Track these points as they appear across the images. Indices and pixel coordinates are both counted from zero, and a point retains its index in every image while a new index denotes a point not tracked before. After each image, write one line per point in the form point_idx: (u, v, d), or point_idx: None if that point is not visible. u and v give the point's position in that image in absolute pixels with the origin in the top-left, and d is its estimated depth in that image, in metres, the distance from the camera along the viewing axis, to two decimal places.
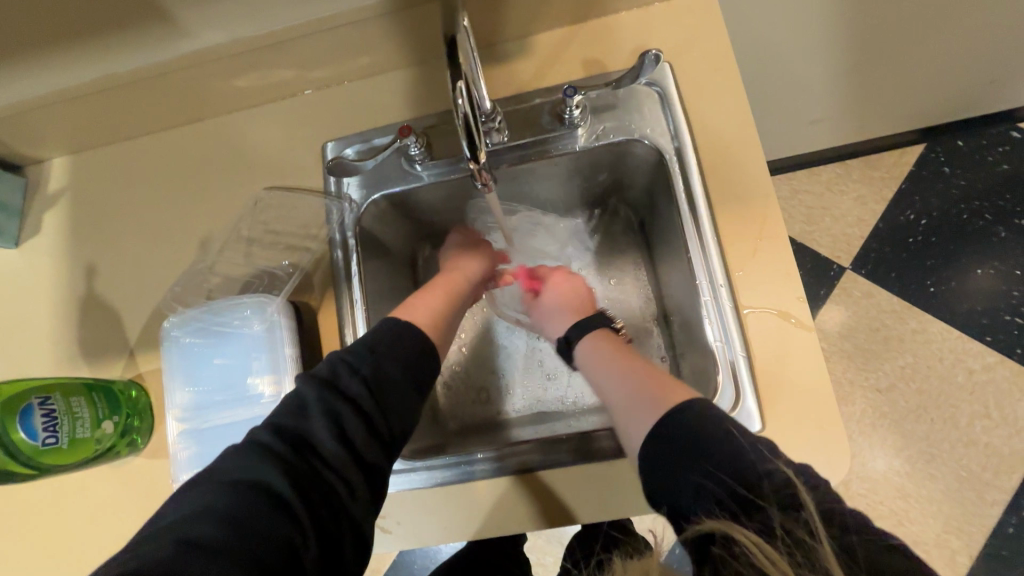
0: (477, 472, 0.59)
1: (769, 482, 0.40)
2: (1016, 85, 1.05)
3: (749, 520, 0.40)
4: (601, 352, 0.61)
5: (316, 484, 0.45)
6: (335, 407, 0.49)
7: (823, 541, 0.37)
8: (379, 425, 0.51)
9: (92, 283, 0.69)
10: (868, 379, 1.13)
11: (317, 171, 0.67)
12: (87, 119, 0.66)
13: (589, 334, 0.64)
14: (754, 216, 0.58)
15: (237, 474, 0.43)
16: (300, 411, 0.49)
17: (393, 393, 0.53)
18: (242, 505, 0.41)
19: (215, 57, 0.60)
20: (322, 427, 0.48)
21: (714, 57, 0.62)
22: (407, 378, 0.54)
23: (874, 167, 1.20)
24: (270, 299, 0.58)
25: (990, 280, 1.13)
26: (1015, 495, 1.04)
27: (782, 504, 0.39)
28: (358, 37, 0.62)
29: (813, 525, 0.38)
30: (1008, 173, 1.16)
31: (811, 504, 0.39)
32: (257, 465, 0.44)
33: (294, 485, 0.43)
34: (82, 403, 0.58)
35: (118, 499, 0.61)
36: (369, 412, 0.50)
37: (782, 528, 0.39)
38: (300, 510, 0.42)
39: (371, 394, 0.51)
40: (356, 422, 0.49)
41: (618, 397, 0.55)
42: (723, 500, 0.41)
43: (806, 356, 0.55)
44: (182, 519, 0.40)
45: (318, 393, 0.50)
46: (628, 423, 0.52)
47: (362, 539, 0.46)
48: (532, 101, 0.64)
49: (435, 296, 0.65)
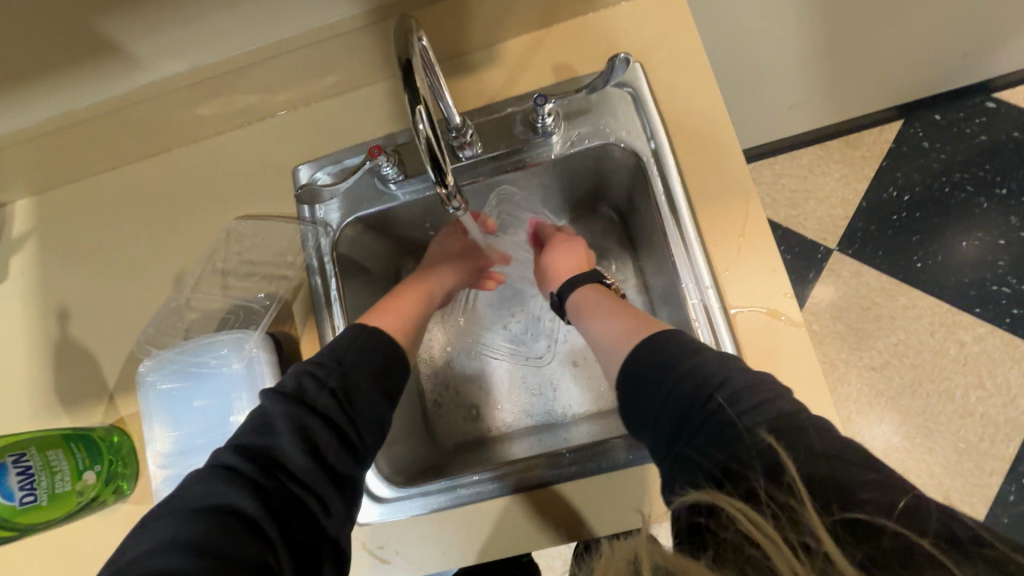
0: (465, 496, 0.58)
1: (755, 455, 0.37)
2: (989, 57, 1.05)
3: (734, 488, 0.37)
4: (591, 300, 0.61)
5: (287, 501, 0.44)
6: (304, 422, 0.48)
7: (808, 504, 0.33)
8: (353, 437, 0.50)
9: (64, 326, 0.66)
10: (862, 359, 1.13)
11: (287, 196, 0.65)
12: (44, 158, 0.64)
13: (581, 284, 0.64)
14: (736, 213, 0.57)
15: (203, 500, 0.41)
16: (266, 429, 0.47)
17: (364, 401, 0.52)
18: (209, 528, 0.39)
19: (170, 86, 0.59)
20: (290, 442, 0.46)
21: (686, 53, 0.61)
22: (377, 388, 0.54)
23: (854, 147, 1.20)
24: (247, 335, 0.56)
25: (976, 251, 1.13)
26: (1013, 463, 1.05)
27: (763, 470, 0.36)
28: (318, 58, 0.60)
29: (797, 488, 0.34)
30: (986, 144, 1.16)
31: (793, 469, 0.35)
32: (223, 488, 0.42)
33: (259, 503, 0.42)
34: (59, 455, 0.55)
35: (107, 550, 0.59)
36: (340, 423, 0.49)
37: (767, 495, 0.35)
38: (271, 529, 0.41)
39: (339, 404, 0.50)
40: (327, 435, 0.48)
41: (598, 336, 0.57)
42: (710, 473, 0.38)
43: (797, 356, 0.54)
44: (147, 552, 0.37)
45: (285, 408, 0.48)
46: (608, 362, 0.54)
47: (337, 551, 0.46)
48: (504, 111, 0.63)
49: (410, 305, 0.65)
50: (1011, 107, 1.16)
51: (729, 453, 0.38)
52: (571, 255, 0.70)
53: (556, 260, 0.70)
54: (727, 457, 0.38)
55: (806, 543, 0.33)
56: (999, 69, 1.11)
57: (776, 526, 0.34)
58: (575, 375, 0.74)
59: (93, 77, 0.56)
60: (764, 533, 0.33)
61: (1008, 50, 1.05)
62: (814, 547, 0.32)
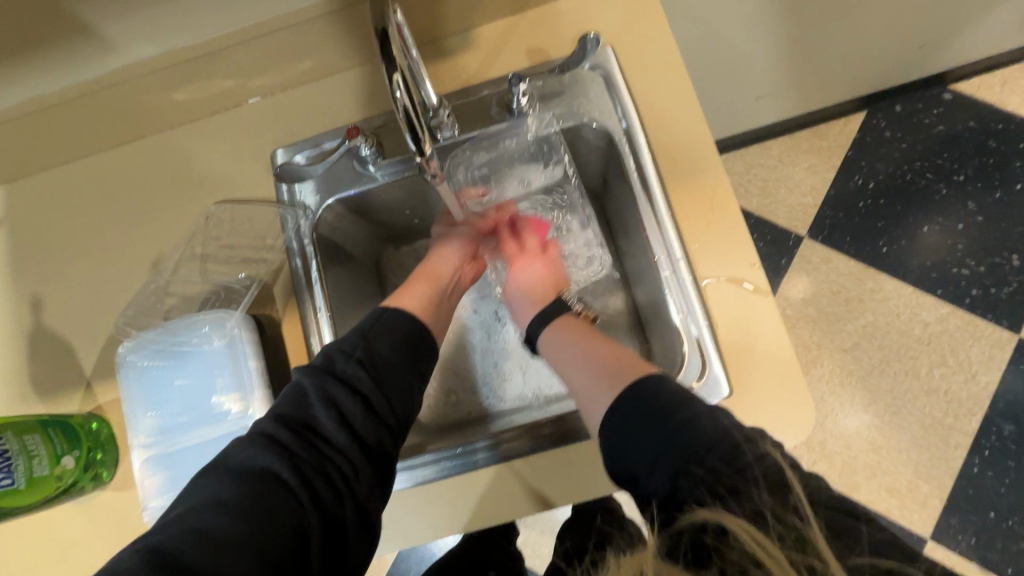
0: (479, 461, 0.59)
1: (763, 472, 0.41)
2: (943, 49, 1.11)
3: (738, 507, 0.40)
4: (560, 339, 0.60)
5: (317, 465, 0.46)
6: (330, 391, 0.50)
7: (815, 529, 0.38)
8: (380, 404, 0.51)
9: (38, 315, 0.66)
10: (833, 341, 1.17)
11: (267, 180, 0.66)
12: (15, 144, 0.63)
13: (552, 322, 0.62)
14: (705, 188, 0.60)
15: (239, 462, 0.45)
16: (301, 398, 0.50)
17: (391, 370, 0.53)
18: (244, 493, 0.42)
19: (145, 70, 0.59)
20: (323, 413, 0.49)
21: (654, 38, 0.64)
22: (406, 358, 0.55)
23: (820, 137, 1.25)
24: (228, 314, 0.57)
25: (937, 236, 1.18)
26: (975, 437, 1.10)
27: (774, 493, 0.40)
28: (295, 42, 0.60)
29: (802, 510, 0.39)
30: (944, 133, 1.22)
31: (800, 494, 0.40)
32: (258, 453, 0.45)
33: (292, 468, 0.45)
34: (36, 440, 0.55)
35: (87, 536, 0.59)
36: (366, 393, 0.51)
37: (775, 515, 0.39)
38: (302, 495, 0.44)
39: (368, 375, 0.52)
40: (354, 405, 0.50)
41: (576, 377, 0.56)
42: (715, 490, 0.41)
43: (765, 322, 0.56)
44: (191, 510, 0.41)
45: (316, 380, 0.51)
46: (589, 407, 0.54)
47: (365, 515, 0.47)
48: (479, 93, 0.65)
49: (422, 287, 0.65)
50: (966, 98, 1.22)
51: (733, 468, 0.41)
52: (536, 280, 0.67)
53: (517, 282, 0.67)
54: (733, 473, 0.41)
55: (809, 564, 0.37)
56: (954, 61, 1.17)
57: (782, 546, 0.38)
58: None
59: (65, 60, 0.56)
60: (773, 557, 0.37)
61: (961, 42, 1.10)
62: (817, 567, 0.37)
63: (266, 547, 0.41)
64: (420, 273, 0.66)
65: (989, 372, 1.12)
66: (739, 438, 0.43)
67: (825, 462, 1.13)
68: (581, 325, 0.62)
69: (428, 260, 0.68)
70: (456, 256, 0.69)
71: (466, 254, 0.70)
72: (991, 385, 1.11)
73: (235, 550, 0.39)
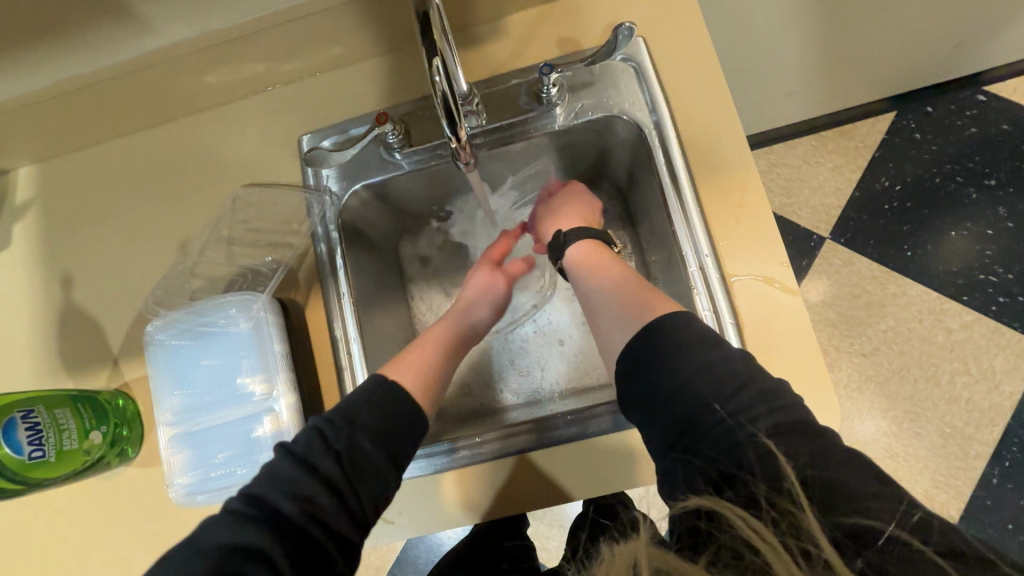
0: (461, 459, 0.60)
1: (756, 457, 0.40)
2: (981, 49, 1.08)
3: (733, 493, 0.41)
4: (589, 265, 0.61)
5: (296, 548, 0.43)
6: (310, 482, 0.46)
7: (807, 510, 0.37)
8: (362, 483, 0.48)
9: (68, 293, 0.67)
10: (853, 344, 1.15)
11: (293, 165, 0.66)
12: (50, 125, 0.64)
13: (590, 235, 0.64)
14: (734, 185, 0.59)
15: (213, 544, 0.41)
16: (277, 475, 0.47)
17: (376, 460, 0.50)
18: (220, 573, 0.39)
19: (178, 54, 0.59)
20: (301, 489, 0.46)
21: (688, 31, 0.62)
22: (390, 432, 0.52)
23: (847, 137, 1.22)
24: (255, 297, 0.57)
25: (965, 241, 1.16)
26: (996, 448, 1.07)
27: (765, 479, 0.39)
28: (326, 28, 0.60)
29: (796, 494, 0.38)
30: (977, 136, 1.19)
31: (794, 477, 0.38)
32: (234, 531, 0.42)
33: (270, 544, 0.42)
34: (66, 414, 0.56)
35: (111, 511, 0.60)
36: (348, 473, 0.48)
37: (768, 500, 0.39)
38: (282, 567, 0.41)
39: (349, 466, 0.48)
40: (331, 497, 0.46)
41: (602, 300, 0.57)
42: (709, 478, 0.42)
43: (793, 322, 0.55)
44: None
45: (293, 457, 0.48)
46: (612, 329, 0.55)
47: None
48: (508, 82, 0.64)
49: (435, 352, 0.63)
50: (1002, 100, 1.19)
51: (726, 454, 0.42)
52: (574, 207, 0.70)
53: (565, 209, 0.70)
54: (726, 460, 0.41)
55: (805, 547, 0.37)
56: (990, 61, 1.13)
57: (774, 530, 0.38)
58: (565, 357, 0.75)
59: (100, 42, 0.56)
60: (764, 540, 0.37)
61: (1000, 42, 1.07)
62: (813, 551, 0.36)
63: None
64: (435, 338, 0.64)
65: (1012, 382, 1.09)
66: (734, 428, 0.42)
67: None
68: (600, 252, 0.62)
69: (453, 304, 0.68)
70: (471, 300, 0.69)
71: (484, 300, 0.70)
72: (1014, 395, 1.09)
73: None
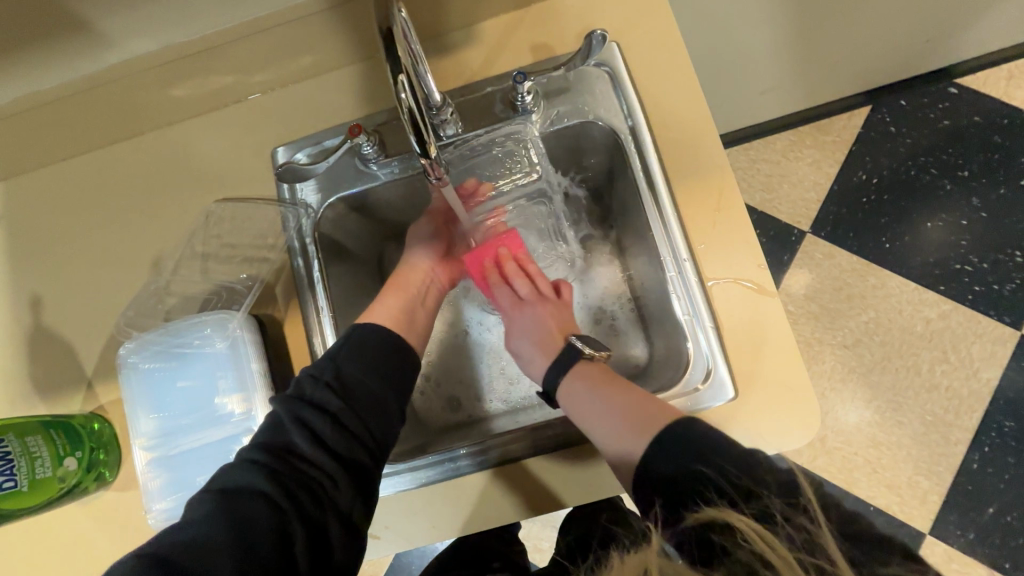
0: (461, 466, 0.59)
1: (772, 477, 0.45)
2: (952, 42, 1.09)
3: (747, 508, 0.44)
4: (578, 390, 0.58)
5: (298, 480, 0.48)
6: (302, 415, 0.51)
7: (821, 526, 0.42)
8: (353, 424, 0.52)
9: (37, 315, 0.65)
10: (835, 337, 1.17)
11: (267, 178, 0.65)
12: (12, 144, 0.62)
13: (569, 370, 0.60)
14: (712, 189, 0.59)
15: (226, 484, 0.46)
16: (278, 425, 0.51)
17: (363, 391, 0.54)
18: (224, 509, 0.44)
19: (143, 69, 0.58)
20: (297, 434, 0.50)
21: (662, 35, 0.62)
22: (376, 378, 0.55)
23: (825, 132, 1.24)
24: (231, 315, 0.56)
25: (941, 232, 1.18)
26: (976, 433, 1.10)
27: (782, 497, 0.44)
28: (295, 38, 0.59)
29: (811, 510, 0.43)
30: (950, 128, 1.21)
31: (809, 495, 0.44)
32: (239, 474, 0.47)
33: (271, 481, 0.47)
34: (38, 441, 0.54)
35: (90, 538, 0.59)
36: (338, 415, 0.52)
37: (782, 517, 0.43)
38: (284, 502, 0.46)
39: (340, 400, 0.52)
40: (327, 426, 0.51)
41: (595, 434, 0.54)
42: (725, 491, 0.45)
43: (771, 325, 0.56)
44: (179, 528, 0.43)
45: (287, 406, 0.51)
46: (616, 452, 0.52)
47: (351, 524, 0.49)
48: (483, 90, 0.64)
49: (392, 299, 0.66)
50: (973, 92, 1.21)
51: (747, 474, 0.45)
52: (546, 327, 0.65)
53: (531, 328, 0.66)
54: (741, 475, 0.45)
55: (815, 562, 0.41)
56: (961, 54, 1.15)
57: (789, 545, 0.42)
58: None
59: (60, 60, 0.54)
60: (780, 555, 0.41)
61: (969, 36, 1.08)
62: (827, 569, 0.41)
63: (256, 555, 0.42)
64: (389, 287, 0.67)
65: (990, 369, 1.12)
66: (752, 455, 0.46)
67: (825, 458, 1.12)
68: (599, 373, 0.60)
69: (399, 271, 0.69)
70: (424, 267, 0.70)
71: (435, 261, 0.71)
72: (992, 381, 1.11)
73: (223, 552, 0.41)
